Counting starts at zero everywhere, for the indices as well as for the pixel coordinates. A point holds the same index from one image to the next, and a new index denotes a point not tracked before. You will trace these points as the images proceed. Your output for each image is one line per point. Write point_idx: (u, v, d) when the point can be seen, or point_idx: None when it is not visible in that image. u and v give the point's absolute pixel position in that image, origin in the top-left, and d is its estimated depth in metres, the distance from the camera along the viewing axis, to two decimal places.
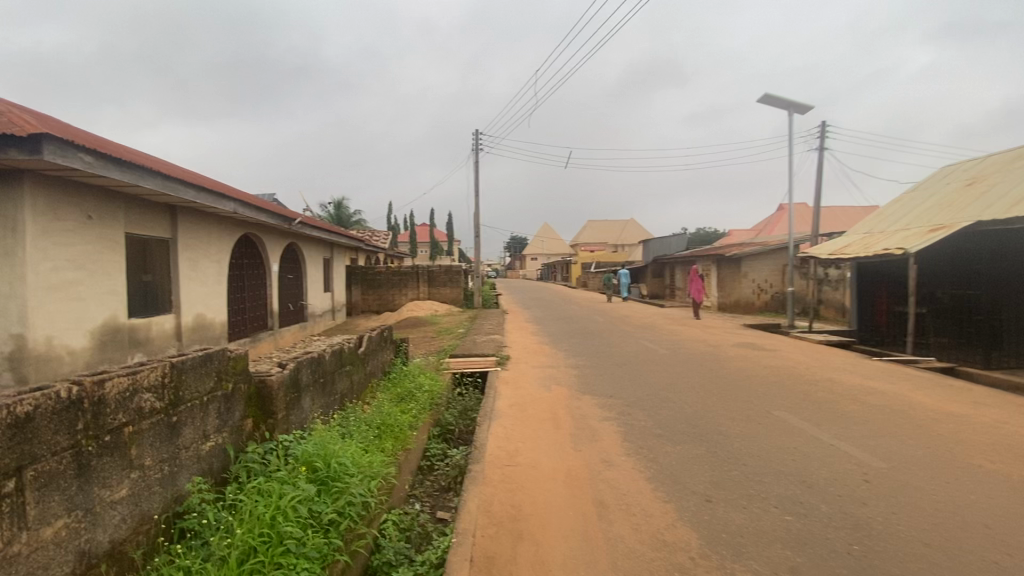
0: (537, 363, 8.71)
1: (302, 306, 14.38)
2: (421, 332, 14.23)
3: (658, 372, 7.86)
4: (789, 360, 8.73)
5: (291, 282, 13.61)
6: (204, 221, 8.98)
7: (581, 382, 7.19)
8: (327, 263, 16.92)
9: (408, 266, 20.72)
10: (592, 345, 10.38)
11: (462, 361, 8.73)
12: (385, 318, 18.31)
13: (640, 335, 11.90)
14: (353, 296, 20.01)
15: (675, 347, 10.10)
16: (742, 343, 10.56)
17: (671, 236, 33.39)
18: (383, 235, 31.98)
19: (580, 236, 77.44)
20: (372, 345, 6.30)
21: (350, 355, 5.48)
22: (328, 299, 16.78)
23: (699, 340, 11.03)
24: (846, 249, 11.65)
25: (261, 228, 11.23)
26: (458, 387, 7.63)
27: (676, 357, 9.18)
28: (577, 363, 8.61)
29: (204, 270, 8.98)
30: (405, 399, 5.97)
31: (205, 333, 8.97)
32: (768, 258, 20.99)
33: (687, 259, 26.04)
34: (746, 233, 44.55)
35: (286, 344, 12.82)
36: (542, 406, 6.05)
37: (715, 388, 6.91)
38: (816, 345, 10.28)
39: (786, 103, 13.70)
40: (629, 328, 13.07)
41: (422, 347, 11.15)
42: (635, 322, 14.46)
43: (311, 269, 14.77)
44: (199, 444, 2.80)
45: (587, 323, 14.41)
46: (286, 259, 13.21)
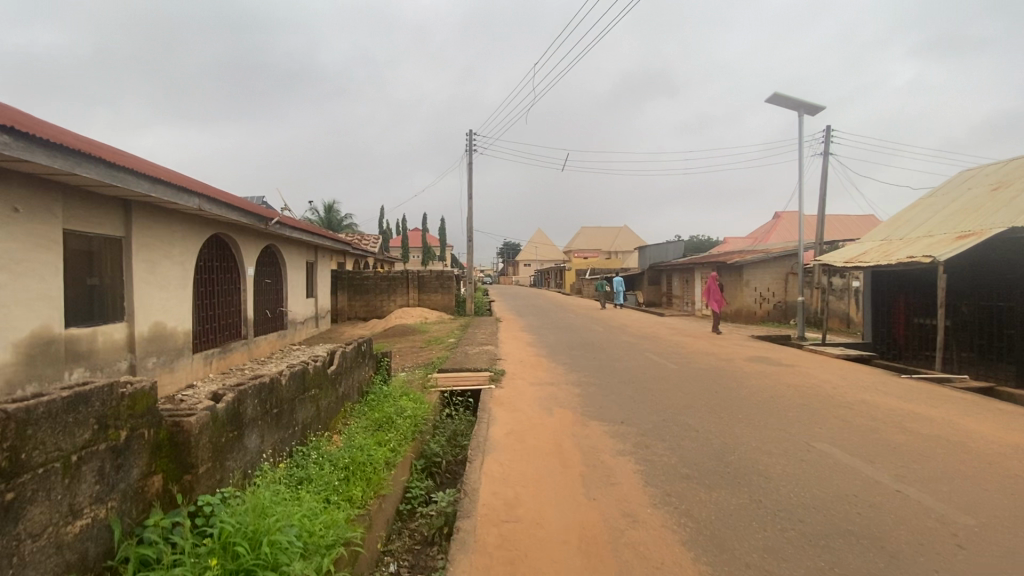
0: (535, 379, 7.85)
1: (282, 312, 13.43)
2: (409, 342, 13.33)
3: (672, 392, 7.03)
4: (812, 377, 7.93)
5: (270, 288, 12.67)
6: (165, 218, 8.07)
7: (587, 404, 6.33)
8: (310, 268, 16.00)
9: (397, 271, 19.80)
10: (594, 358, 9.55)
11: (452, 376, 7.86)
12: (372, 326, 17.37)
13: (644, 347, 11.08)
14: (339, 302, 19.10)
15: (684, 361, 9.30)
16: (756, 357, 9.76)
17: (668, 243, 32.72)
18: (373, 238, 31.10)
19: (574, 243, 76.83)
20: (346, 363, 5.42)
21: (317, 377, 4.60)
22: (311, 305, 15.84)
23: (708, 353, 10.23)
24: (863, 257, 10.91)
25: (233, 228, 10.31)
26: (446, 408, 6.73)
27: (688, 373, 8.34)
28: (580, 379, 7.76)
29: (165, 274, 8.05)
30: (383, 426, 5.08)
31: (164, 344, 8.01)
32: (771, 265, 20.15)
33: (686, 267, 25.30)
34: (743, 241, 44.02)
35: (262, 354, 11.87)
36: (545, 435, 5.17)
37: (739, 410, 6.10)
38: (836, 360, 9.52)
39: (797, 103, 12.95)
40: (631, 339, 12.26)
41: (409, 360, 10.26)
42: (637, 332, 13.65)
43: (291, 274, 13.84)
44: (61, 527, 1.95)
45: (585, 333, 13.58)
46: (264, 263, 12.27)
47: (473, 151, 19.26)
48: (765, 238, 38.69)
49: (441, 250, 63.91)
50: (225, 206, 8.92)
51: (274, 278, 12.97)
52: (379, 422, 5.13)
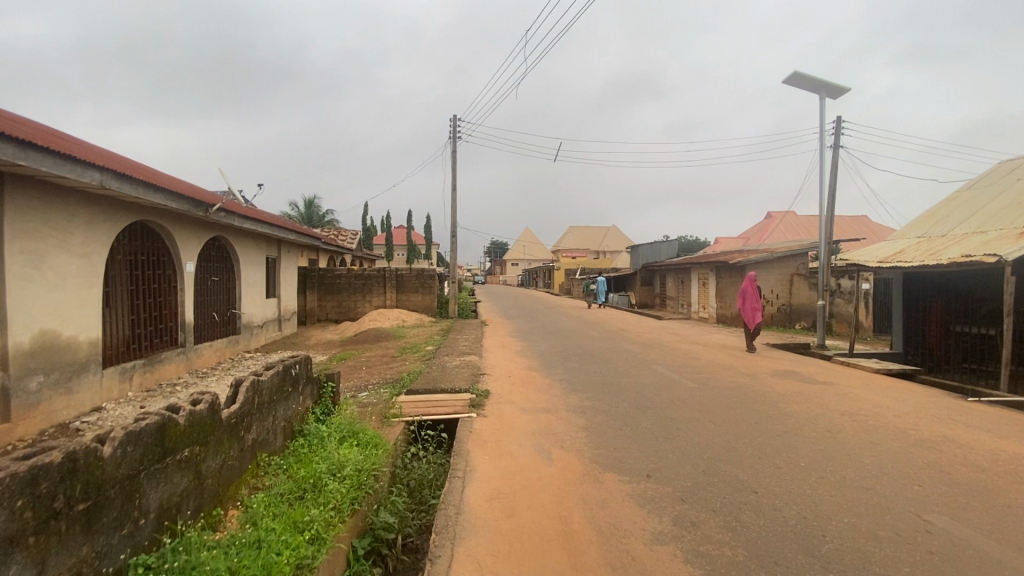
0: (526, 403, 6.29)
1: (233, 316, 11.69)
2: (381, 350, 11.69)
3: (700, 422, 5.53)
4: (863, 401, 6.49)
5: (217, 286, 10.92)
6: (60, 198, 6.36)
7: (597, 445, 4.81)
8: (271, 264, 14.25)
9: (372, 269, 18.11)
10: (596, 374, 8.05)
11: (422, 399, 6.28)
12: (343, 329, 15.69)
13: (650, 358, 9.60)
14: (309, 302, 17.41)
15: (702, 378, 7.84)
16: (782, 372, 8.34)
17: (661, 242, 31.43)
18: (353, 234, 29.37)
19: (563, 242, 75.48)
20: (262, 396, 3.85)
21: (198, 428, 3.00)
22: (272, 306, 14.11)
23: (726, 367, 8.79)
24: (901, 256, 9.54)
25: (162, 214, 8.56)
26: (411, 449, 5.14)
27: (712, 394, 6.86)
28: (583, 404, 6.23)
29: (59, 270, 6.35)
30: (310, 491, 3.50)
31: (56, 358, 6.32)
32: (775, 265, 18.65)
33: (681, 266, 23.95)
34: (736, 241, 43.01)
35: (206, 364, 10.15)
36: (545, 502, 3.63)
37: (797, 454, 4.62)
38: (876, 375, 8.13)
39: (818, 84, 11.54)
40: (634, 348, 10.78)
41: (374, 375, 8.63)
42: (637, 339, 12.17)
43: (246, 270, 12.10)
44: None
45: (580, 339, 12.08)
46: (209, 258, 10.52)
47: (457, 139, 17.63)
48: (758, 237, 37.64)
49: (426, 248, 62.13)
50: (144, 186, 7.22)
51: (224, 276, 11.25)
52: (304, 485, 3.56)
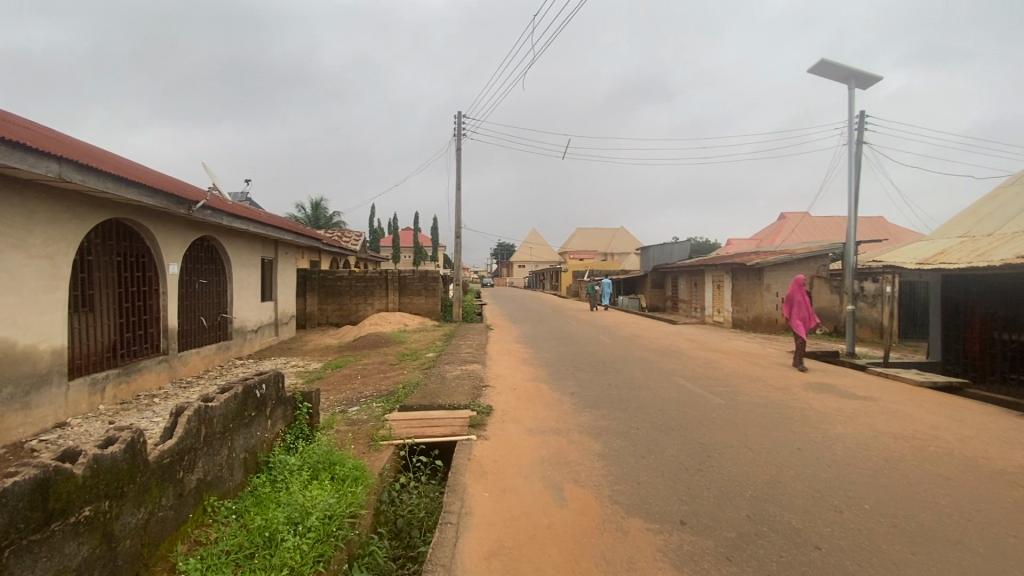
0: (533, 423, 5.57)
1: (224, 320, 11.06)
2: (379, 357, 11.01)
3: (734, 448, 4.80)
4: (916, 421, 5.71)
5: (206, 289, 10.30)
6: (15, 192, 5.75)
7: (617, 479, 4.09)
8: (267, 266, 13.64)
9: (374, 271, 17.48)
10: (610, 386, 7.32)
11: (416, 418, 5.58)
12: (343, 334, 15.06)
13: (668, 368, 8.85)
14: (308, 305, 16.80)
15: (727, 392, 7.09)
16: (816, 386, 7.56)
17: (672, 243, 30.56)
18: (357, 235, 28.85)
19: (571, 244, 74.71)
20: (213, 426, 3.16)
21: (107, 477, 2.32)
22: (268, 310, 13.50)
23: (752, 379, 8.02)
24: (942, 257, 8.72)
25: (139, 211, 7.94)
26: (399, 479, 4.44)
27: (741, 411, 6.10)
28: (598, 424, 5.52)
29: (15, 272, 5.75)
30: (262, 549, 2.79)
31: (10, 369, 5.72)
32: (794, 267, 17.84)
33: (694, 269, 23.12)
34: (748, 242, 42.07)
35: (191, 373, 9.51)
36: (554, 561, 2.93)
37: (857, 493, 3.87)
38: (921, 389, 7.34)
39: (846, 73, 10.76)
40: (649, 356, 10.02)
41: (369, 386, 7.95)
42: (653, 346, 11.41)
43: (238, 272, 11.48)
44: None
45: (591, 346, 11.34)
46: (196, 260, 9.90)
47: (461, 136, 16.95)
48: (772, 238, 36.70)
49: (433, 250, 61.58)
50: (113, 179, 6.58)
51: (214, 278, 10.62)
52: (258, 539, 2.86)
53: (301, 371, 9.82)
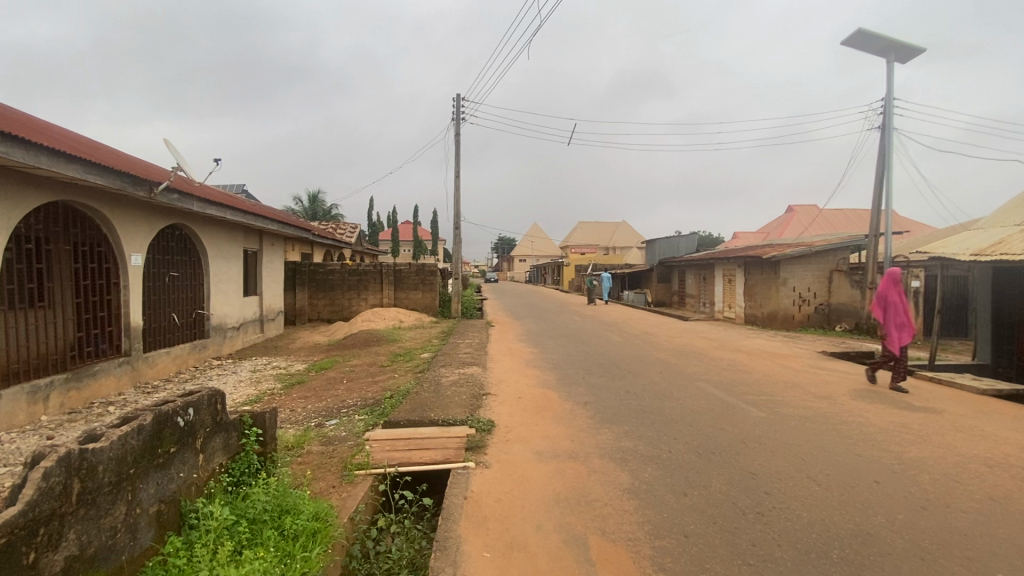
0: (544, 445, 4.62)
1: (199, 317, 10.10)
2: (370, 357, 10.07)
3: (795, 482, 3.86)
4: (1003, 443, 4.75)
5: (177, 283, 9.33)
6: None
7: (657, 530, 3.15)
8: (251, 259, 12.68)
9: (368, 264, 16.52)
10: (628, 395, 6.39)
11: (401, 439, 4.65)
12: (333, 331, 14.14)
13: (690, 372, 7.90)
14: (298, 300, 15.87)
15: (764, 403, 6.13)
16: (864, 394, 6.60)
17: (679, 237, 29.55)
18: (353, 227, 27.84)
19: (572, 238, 73.71)
20: (96, 478, 2.22)
21: None
22: (252, 305, 12.56)
23: (788, 385, 7.06)
24: (1000, 248, 7.75)
25: (92, 193, 6.96)
26: (376, 525, 3.49)
27: (788, 428, 5.16)
28: (622, 447, 4.55)
29: None
30: None
31: None
32: (811, 261, 16.91)
33: (704, 262, 22.13)
34: (756, 236, 41.06)
35: (160, 376, 8.54)
36: None
37: (978, 553, 2.93)
38: (985, 399, 6.40)
39: (885, 44, 9.73)
40: (667, 358, 9.06)
41: (354, 394, 7.02)
42: (668, 346, 10.43)
43: (216, 263, 10.53)
44: None
45: (601, 346, 10.40)
46: (165, 249, 8.93)
47: (460, 120, 15.90)
48: (780, 233, 35.81)
49: (433, 244, 60.54)
50: (47, 154, 5.61)
51: (187, 270, 9.65)
52: None
53: (281, 373, 8.86)
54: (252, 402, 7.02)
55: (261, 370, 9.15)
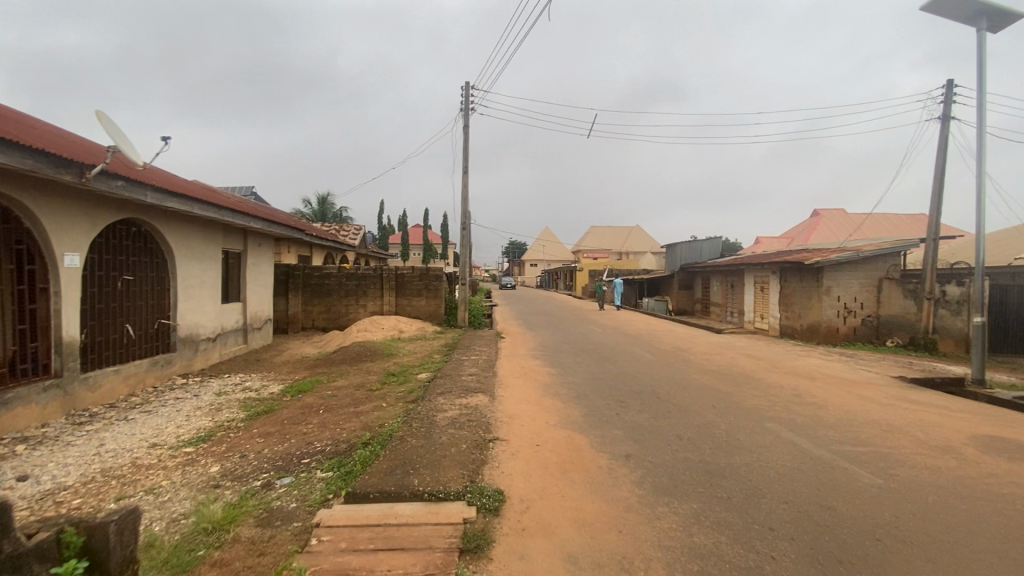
0: (578, 542, 3.09)
1: (164, 328, 8.71)
2: (359, 377, 8.59)
3: None
4: None
5: (132, 288, 7.92)
6: None
7: None
8: (233, 261, 11.32)
9: (367, 267, 15.11)
10: (681, 445, 4.83)
11: (366, 528, 3.13)
12: (326, 341, 12.72)
13: (750, 406, 6.30)
14: (291, 306, 14.52)
15: (871, 460, 4.52)
16: (995, 445, 4.98)
17: (701, 241, 27.87)
18: (358, 228, 26.61)
19: (585, 242, 72.17)
20: None
21: None
22: (233, 314, 11.18)
23: (885, 429, 5.45)
24: None
25: (6, 176, 5.58)
26: None
27: (930, 511, 3.57)
28: (696, 550, 3.01)
29: None
30: None
31: None
32: (859, 267, 15.18)
33: (732, 268, 20.44)
34: (780, 242, 39.25)
35: (105, 401, 7.12)
36: None
37: None
38: None
39: (977, 10, 8.12)
40: (714, 385, 7.46)
41: (327, 432, 5.55)
42: (711, 368, 8.80)
43: (185, 265, 9.16)
44: None
45: (630, 366, 8.84)
46: (115, 249, 7.56)
47: (469, 110, 14.44)
48: (806, 237, 34.15)
49: (444, 248, 59.27)
50: None
51: (147, 274, 8.27)
52: None
53: (250, 397, 7.41)
54: (200, 440, 5.57)
55: (228, 392, 7.69)
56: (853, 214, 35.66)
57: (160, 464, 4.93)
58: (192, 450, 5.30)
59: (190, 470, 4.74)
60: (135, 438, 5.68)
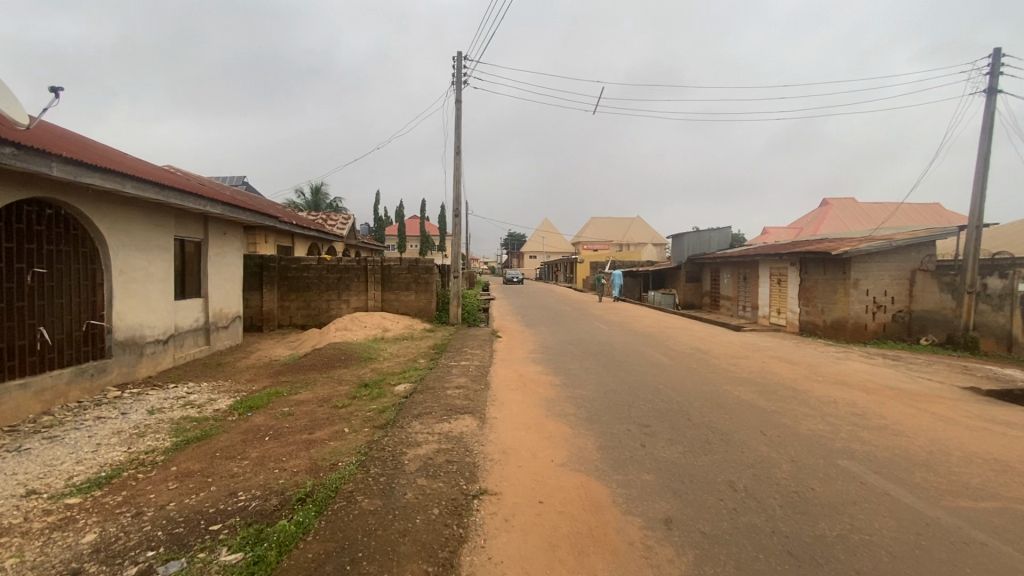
0: None
1: (95, 331, 7.34)
2: (326, 388, 7.25)
3: None
4: None
5: (46, 282, 6.54)
6: None
7: None
8: (190, 252, 9.92)
9: (350, 259, 13.72)
10: (739, 504, 3.49)
11: None
12: (301, 341, 11.37)
13: (809, 433, 4.95)
14: (266, 302, 13.16)
15: (1015, 531, 3.19)
16: None
17: (710, 231, 26.47)
18: (347, 218, 25.16)
19: (585, 234, 70.68)
20: None
21: None
22: (191, 312, 9.80)
23: (999, 470, 4.13)
24: None
25: None
26: None
27: None
28: None
29: None
30: None
31: None
32: (889, 258, 13.82)
33: (746, 259, 19.11)
34: (787, 233, 37.80)
35: (6, 423, 5.77)
36: None
37: None
38: None
39: None
40: (754, 400, 6.11)
41: (262, 474, 4.21)
42: (743, 377, 7.45)
43: (124, 256, 7.78)
44: None
45: (648, 374, 7.50)
46: (19, 235, 6.16)
47: (462, 83, 12.99)
48: (815, 228, 32.82)
49: (441, 240, 57.72)
50: None
51: (70, 266, 6.88)
52: None
53: (187, 418, 6.06)
54: (94, 486, 4.22)
55: (163, 410, 6.34)
56: (863, 203, 34.21)
57: (22, 526, 3.60)
58: (76, 502, 3.95)
59: (56, 539, 3.40)
60: (11, 480, 4.33)
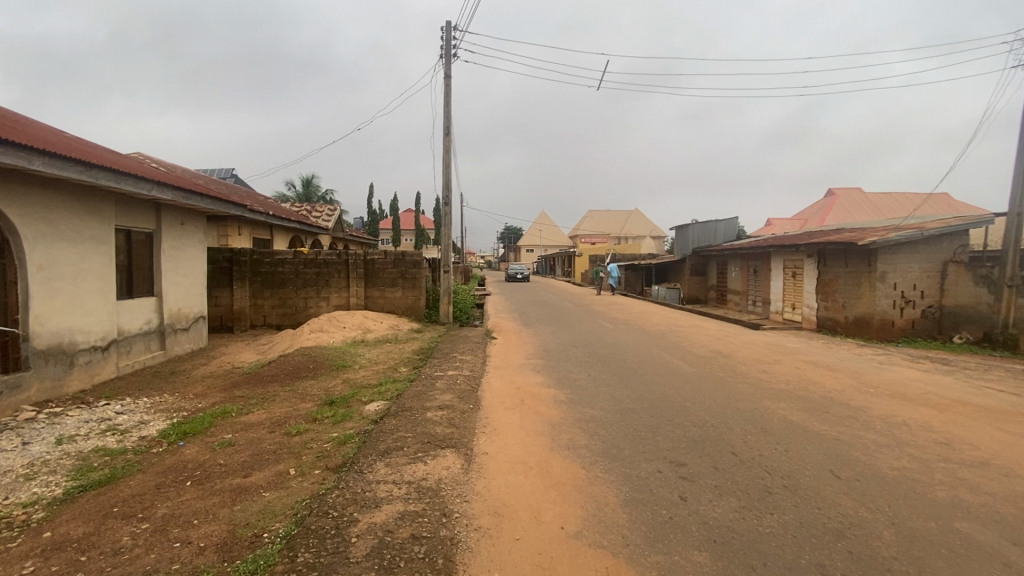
0: None
1: (5, 339, 6.09)
2: (284, 406, 6.02)
3: None
4: None
5: None
6: None
7: None
8: (138, 245, 8.64)
9: (330, 252, 12.46)
10: None
11: None
12: (272, 344, 10.16)
13: (897, 475, 3.77)
14: (236, 299, 11.92)
15: None
16: None
17: (715, 223, 25.24)
18: (336, 210, 23.82)
19: (583, 226, 69.35)
20: None
21: None
22: (139, 313, 8.54)
23: None
24: None
25: None
26: None
27: None
28: None
29: None
30: None
31: None
32: (919, 249, 12.65)
33: (757, 251, 17.94)
34: (792, 225, 36.42)
35: None
36: None
37: None
38: None
39: None
40: (808, 424, 4.91)
41: (156, 549, 3.01)
42: (783, 389, 6.26)
43: (45, 248, 6.52)
44: None
45: (671, 387, 6.28)
46: None
47: (451, 57, 11.70)
48: (821, 219, 31.63)
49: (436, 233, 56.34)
50: None
51: None
52: None
53: (101, 450, 4.83)
54: None
55: (75, 439, 5.11)
56: (872, 193, 32.95)
57: None
58: None
59: None
60: None
